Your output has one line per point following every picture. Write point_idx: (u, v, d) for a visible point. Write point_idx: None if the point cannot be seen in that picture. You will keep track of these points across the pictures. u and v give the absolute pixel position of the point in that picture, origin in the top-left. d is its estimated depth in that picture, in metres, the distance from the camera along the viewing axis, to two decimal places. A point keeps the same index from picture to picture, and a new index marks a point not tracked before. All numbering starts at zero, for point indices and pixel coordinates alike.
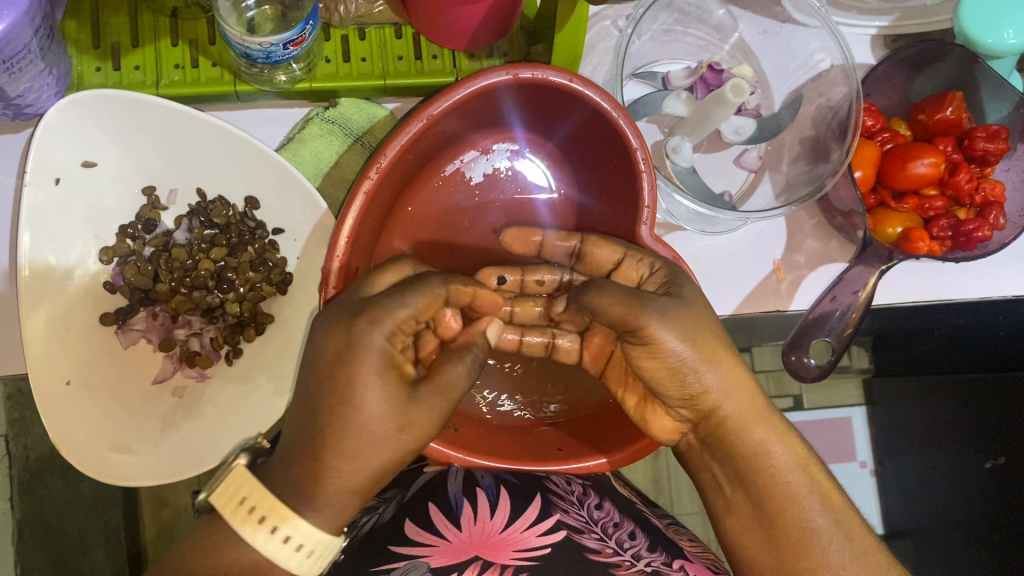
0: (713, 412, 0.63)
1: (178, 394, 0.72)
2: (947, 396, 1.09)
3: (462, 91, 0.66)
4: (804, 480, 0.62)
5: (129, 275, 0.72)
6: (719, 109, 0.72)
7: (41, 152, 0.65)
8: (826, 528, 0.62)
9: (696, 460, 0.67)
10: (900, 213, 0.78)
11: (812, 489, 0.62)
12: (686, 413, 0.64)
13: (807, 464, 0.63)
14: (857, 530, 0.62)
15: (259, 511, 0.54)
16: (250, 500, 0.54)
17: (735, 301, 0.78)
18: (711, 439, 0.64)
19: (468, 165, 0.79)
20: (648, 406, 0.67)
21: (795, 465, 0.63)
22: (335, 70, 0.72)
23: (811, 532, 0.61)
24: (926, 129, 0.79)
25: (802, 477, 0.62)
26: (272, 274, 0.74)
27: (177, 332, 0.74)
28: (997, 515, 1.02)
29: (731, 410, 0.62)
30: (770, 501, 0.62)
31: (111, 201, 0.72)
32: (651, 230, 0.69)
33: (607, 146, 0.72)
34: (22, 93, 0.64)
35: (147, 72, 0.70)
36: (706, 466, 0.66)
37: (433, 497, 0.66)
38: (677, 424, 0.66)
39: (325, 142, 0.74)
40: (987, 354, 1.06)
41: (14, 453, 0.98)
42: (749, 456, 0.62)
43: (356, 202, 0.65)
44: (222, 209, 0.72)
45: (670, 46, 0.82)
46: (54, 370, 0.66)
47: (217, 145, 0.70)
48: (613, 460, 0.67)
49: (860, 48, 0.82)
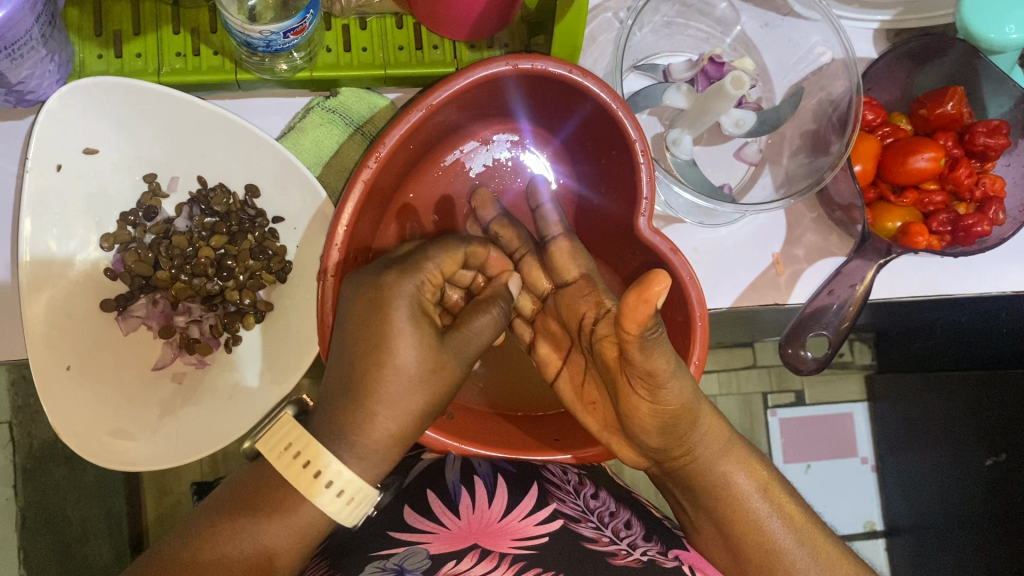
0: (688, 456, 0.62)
1: (177, 380, 0.73)
2: (941, 392, 1.11)
3: (463, 81, 0.66)
4: (770, 499, 0.63)
5: (130, 262, 0.72)
6: (719, 102, 0.72)
7: (43, 139, 0.65)
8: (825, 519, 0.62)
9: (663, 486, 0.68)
10: (899, 208, 0.78)
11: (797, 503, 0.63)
12: (653, 455, 0.63)
13: (768, 487, 0.64)
14: (831, 546, 0.63)
15: (303, 453, 0.55)
16: (297, 446, 0.55)
17: (733, 294, 0.79)
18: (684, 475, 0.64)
19: (468, 155, 0.79)
20: (612, 435, 0.65)
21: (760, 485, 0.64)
22: (335, 60, 0.72)
23: (782, 534, 0.62)
24: (926, 123, 0.79)
25: (767, 496, 0.64)
26: (271, 264, 0.74)
27: (177, 319, 0.75)
28: (985, 516, 1.03)
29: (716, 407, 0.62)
30: (763, 502, 0.63)
31: (112, 188, 0.72)
32: (649, 222, 0.68)
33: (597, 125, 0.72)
34: (24, 79, 0.65)
35: (149, 60, 0.70)
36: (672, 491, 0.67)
37: (431, 485, 0.66)
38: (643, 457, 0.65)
39: (325, 131, 0.74)
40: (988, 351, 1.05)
41: (18, 439, 1.02)
42: (744, 455, 0.64)
43: (356, 189, 0.65)
44: (223, 197, 0.73)
45: (671, 39, 0.82)
46: (55, 355, 0.67)
47: (218, 133, 0.70)
48: (578, 455, 0.66)
49: (862, 43, 0.82)
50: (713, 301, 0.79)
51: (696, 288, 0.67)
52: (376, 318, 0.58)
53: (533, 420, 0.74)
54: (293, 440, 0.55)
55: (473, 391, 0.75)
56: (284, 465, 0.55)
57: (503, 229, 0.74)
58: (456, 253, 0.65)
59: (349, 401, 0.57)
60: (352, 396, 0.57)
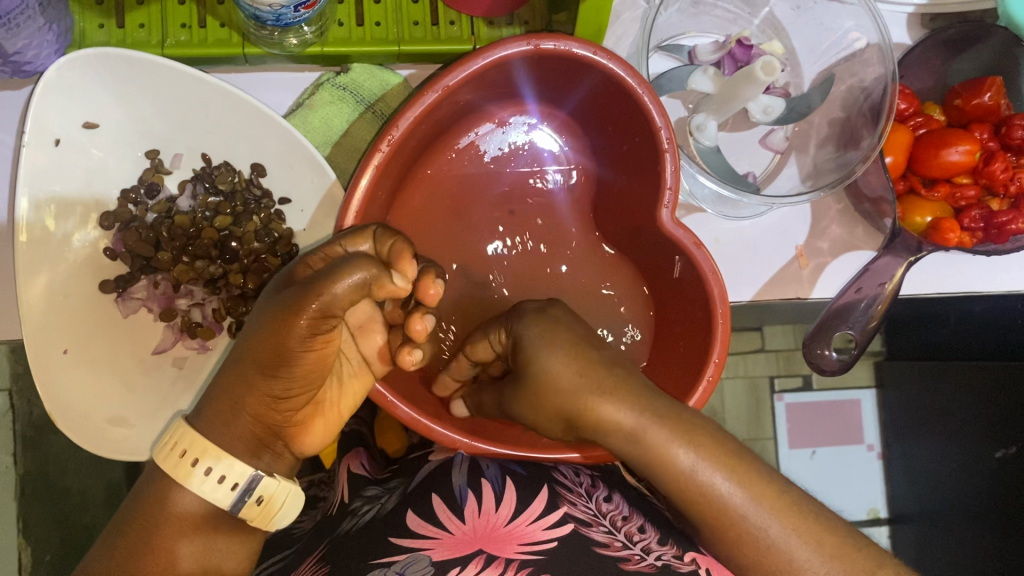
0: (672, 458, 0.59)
1: (178, 365, 0.71)
2: (951, 381, 1.07)
3: (481, 61, 0.63)
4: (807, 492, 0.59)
5: (130, 241, 0.68)
6: (747, 87, 0.69)
7: (40, 114, 0.63)
8: None
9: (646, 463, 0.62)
10: (930, 202, 0.76)
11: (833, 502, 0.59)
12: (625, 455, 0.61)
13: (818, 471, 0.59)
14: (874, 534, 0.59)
15: (216, 471, 0.56)
16: (206, 463, 0.55)
17: (755, 287, 0.76)
18: None
19: (483, 138, 0.76)
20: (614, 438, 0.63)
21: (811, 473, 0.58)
22: (347, 34, 0.69)
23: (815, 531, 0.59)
24: (962, 114, 0.76)
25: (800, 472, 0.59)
26: (277, 247, 0.70)
27: (179, 302, 0.71)
28: (992, 507, 1.01)
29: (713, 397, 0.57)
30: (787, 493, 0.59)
31: (113, 164, 0.69)
32: (672, 214, 0.66)
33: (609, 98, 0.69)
34: (20, 49, 0.61)
35: (152, 31, 0.67)
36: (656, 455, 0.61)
37: (437, 490, 0.63)
38: None
39: (336, 110, 0.71)
40: (1004, 336, 1.01)
41: (18, 408, 1.01)
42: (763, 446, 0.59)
43: (368, 173, 0.63)
44: (227, 175, 0.70)
45: (697, 18, 0.78)
46: (50, 338, 0.64)
47: (224, 109, 0.67)
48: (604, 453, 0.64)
49: (897, 28, 0.78)
50: (733, 294, 0.76)
51: (719, 283, 0.65)
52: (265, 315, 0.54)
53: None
54: (200, 457, 0.56)
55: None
56: (198, 482, 0.56)
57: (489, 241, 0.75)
58: (362, 238, 0.58)
59: (231, 401, 0.56)
60: (233, 400, 0.56)
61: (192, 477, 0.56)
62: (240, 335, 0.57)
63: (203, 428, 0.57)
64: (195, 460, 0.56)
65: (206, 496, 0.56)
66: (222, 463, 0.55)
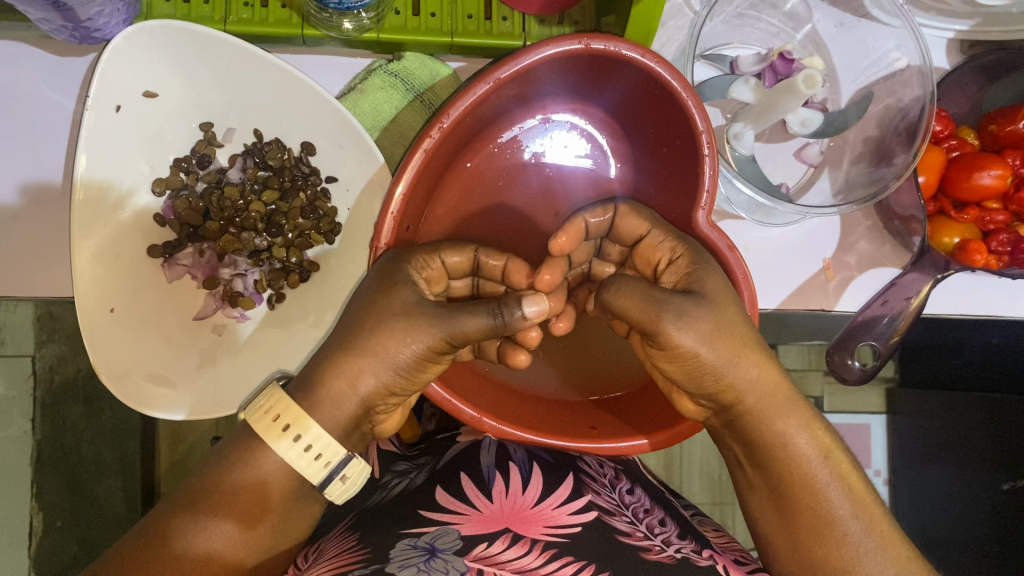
0: (733, 406, 0.59)
1: (217, 332, 0.73)
2: (967, 411, 1.07)
3: (531, 58, 0.65)
4: (841, 493, 0.59)
5: (179, 209, 0.71)
6: (787, 99, 0.70)
7: (105, 78, 0.65)
8: (869, 547, 0.59)
9: (719, 439, 0.64)
10: (958, 223, 0.77)
11: (853, 513, 0.59)
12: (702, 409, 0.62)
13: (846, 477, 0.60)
14: (896, 541, 0.60)
15: (310, 443, 0.55)
16: (303, 433, 0.55)
17: (781, 294, 0.78)
18: (733, 424, 0.61)
19: (526, 132, 0.78)
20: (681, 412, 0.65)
21: (823, 449, 0.60)
22: (403, 23, 0.71)
23: (848, 536, 0.59)
24: (996, 139, 0.77)
25: (827, 461, 0.60)
26: (322, 224, 0.74)
27: (222, 271, 0.74)
28: (995, 538, 1.04)
29: (752, 402, 0.59)
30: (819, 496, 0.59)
31: (168, 133, 0.72)
32: (707, 217, 0.67)
33: (654, 107, 0.71)
34: (93, 16, 0.63)
35: (216, 8, 0.69)
36: (729, 444, 0.63)
37: (465, 468, 0.66)
38: (700, 409, 0.62)
39: (386, 96, 0.73)
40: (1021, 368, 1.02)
41: (39, 374, 1.03)
42: (779, 435, 0.59)
43: (416, 158, 0.65)
44: (277, 152, 0.72)
45: (740, 30, 0.80)
46: (99, 295, 0.66)
47: (277, 87, 0.69)
48: (654, 441, 0.65)
49: (936, 52, 0.80)
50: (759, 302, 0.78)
51: (748, 290, 0.66)
52: (380, 314, 0.57)
53: (598, 405, 0.74)
54: (297, 427, 0.55)
55: (540, 373, 0.76)
56: (289, 448, 0.55)
57: (525, 237, 0.78)
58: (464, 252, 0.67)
59: (334, 387, 0.57)
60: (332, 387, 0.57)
61: (286, 445, 0.55)
62: (344, 331, 0.58)
63: (304, 401, 0.57)
64: (290, 426, 0.55)
65: (295, 466, 0.55)
66: (319, 438, 0.55)
